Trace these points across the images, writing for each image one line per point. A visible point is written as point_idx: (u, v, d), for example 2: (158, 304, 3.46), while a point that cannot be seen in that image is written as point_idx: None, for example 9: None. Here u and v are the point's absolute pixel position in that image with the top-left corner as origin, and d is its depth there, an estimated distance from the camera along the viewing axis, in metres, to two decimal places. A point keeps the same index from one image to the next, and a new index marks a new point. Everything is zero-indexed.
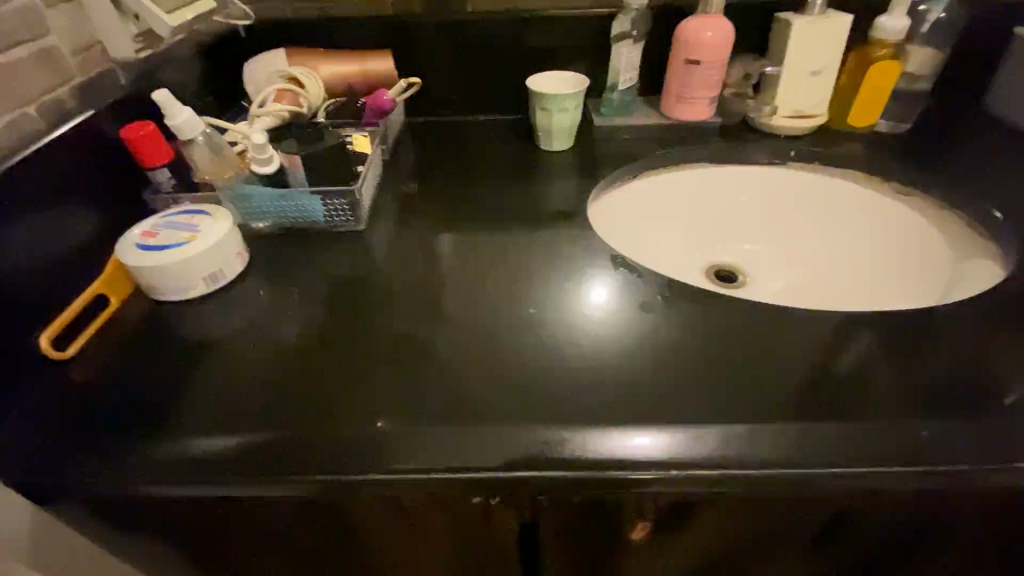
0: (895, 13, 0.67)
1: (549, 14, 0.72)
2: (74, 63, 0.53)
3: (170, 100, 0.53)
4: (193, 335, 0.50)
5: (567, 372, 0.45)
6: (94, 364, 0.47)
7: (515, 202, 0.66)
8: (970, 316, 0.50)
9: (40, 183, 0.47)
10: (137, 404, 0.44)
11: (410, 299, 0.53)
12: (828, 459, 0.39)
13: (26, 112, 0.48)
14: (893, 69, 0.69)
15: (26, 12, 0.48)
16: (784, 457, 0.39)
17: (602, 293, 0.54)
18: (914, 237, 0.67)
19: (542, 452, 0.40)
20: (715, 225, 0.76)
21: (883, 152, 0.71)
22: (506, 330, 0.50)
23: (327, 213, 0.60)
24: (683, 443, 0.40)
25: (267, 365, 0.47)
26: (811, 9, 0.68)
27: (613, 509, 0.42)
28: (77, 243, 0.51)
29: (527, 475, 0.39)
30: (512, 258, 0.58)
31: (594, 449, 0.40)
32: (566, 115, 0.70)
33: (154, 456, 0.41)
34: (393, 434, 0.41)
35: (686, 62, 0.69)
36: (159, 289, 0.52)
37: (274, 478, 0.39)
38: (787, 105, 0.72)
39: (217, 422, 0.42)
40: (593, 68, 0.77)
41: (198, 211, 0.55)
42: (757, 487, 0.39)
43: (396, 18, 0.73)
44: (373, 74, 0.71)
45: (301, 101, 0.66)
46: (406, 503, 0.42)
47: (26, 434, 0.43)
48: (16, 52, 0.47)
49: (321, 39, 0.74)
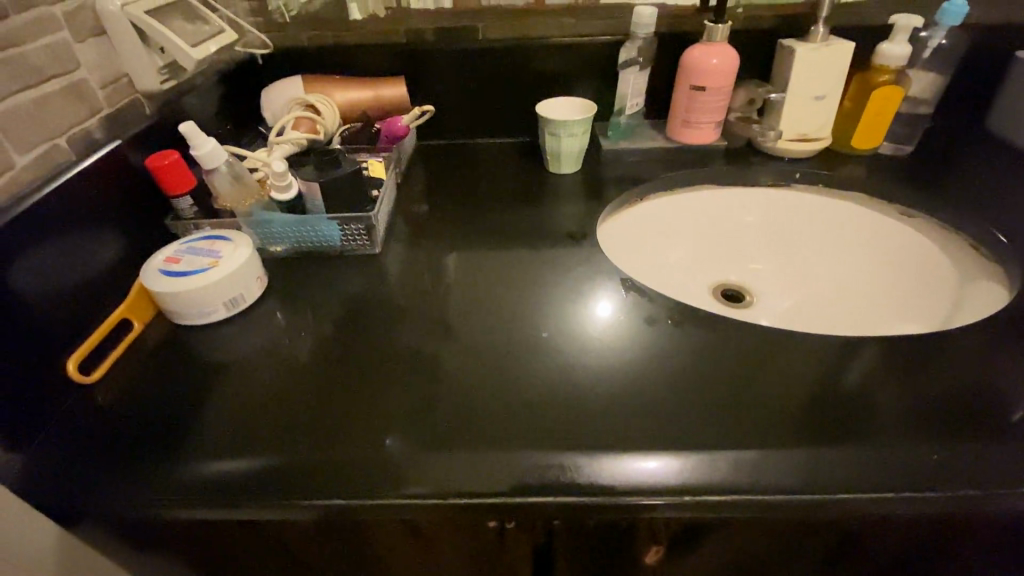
0: (898, 39, 0.68)
1: (558, 41, 0.74)
2: (101, 96, 0.55)
3: (196, 131, 0.55)
4: (214, 358, 0.51)
5: (582, 397, 0.46)
6: (118, 387, 0.49)
7: (525, 225, 0.68)
8: (976, 339, 0.51)
9: (67, 212, 0.49)
10: (160, 426, 0.45)
11: (425, 322, 0.55)
12: (840, 485, 0.40)
13: (58, 143, 0.50)
14: (896, 95, 0.70)
15: (60, 48, 0.50)
16: (797, 484, 0.40)
17: (614, 317, 0.54)
18: (920, 259, 0.68)
19: (555, 478, 0.40)
20: (721, 245, 0.77)
21: (886, 174, 0.72)
22: (521, 353, 0.50)
23: (344, 238, 0.62)
24: (695, 468, 0.41)
25: (286, 388, 0.48)
26: (813, 37, 0.69)
27: (625, 534, 0.43)
28: (102, 268, 0.52)
29: (540, 500, 0.40)
30: (525, 281, 0.59)
31: (606, 476, 0.40)
32: (575, 140, 0.71)
33: (177, 480, 0.42)
34: (411, 458, 0.42)
35: (692, 88, 0.71)
36: (181, 314, 0.53)
37: (292, 502, 0.40)
38: (791, 129, 0.73)
39: (239, 445, 0.43)
40: (600, 93, 0.78)
41: (219, 237, 0.56)
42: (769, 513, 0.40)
43: (409, 46, 0.75)
44: (387, 100, 0.74)
45: (318, 127, 0.68)
46: (422, 526, 0.42)
47: (53, 458, 0.44)
48: (49, 86, 0.49)
49: (335, 66, 0.76)
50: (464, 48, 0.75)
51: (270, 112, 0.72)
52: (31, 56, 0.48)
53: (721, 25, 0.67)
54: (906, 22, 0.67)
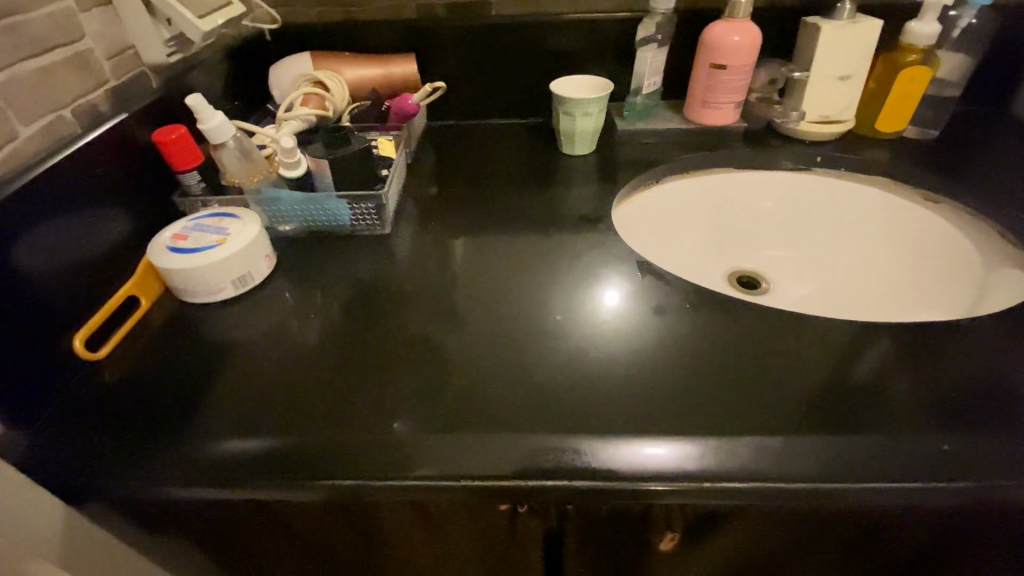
0: (927, 17, 0.65)
1: (573, 18, 0.72)
2: (107, 68, 0.54)
3: (204, 105, 0.54)
4: (221, 337, 0.50)
5: (596, 381, 0.45)
6: (125, 365, 0.48)
7: (536, 207, 0.66)
8: (1004, 328, 0.49)
9: (73, 186, 0.48)
10: (168, 405, 0.45)
11: (436, 303, 0.54)
12: (865, 473, 0.39)
13: (61, 115, 0.49)
14: (924, 75, 0.68)
15: (63, 16, 0.49)
16: (819, 473, 0.39)
17: (628, 299, 0.53)
18: (942, 245, 0.66)
19: (568, 462, 0.39)
20: (738, 231, 0.76)
21: (910, 158, 0.70)
22: (533, 336, 0.49)
23: (353, 217, 0.61)
24: (714, 454, 0.40)
25: (294, 367, 0.47)
26: (840, 14, 0.67)
27: (639, 521, 0.42)
28: (109, 245, 0.52)
29: (554, 483, 0.39)
30: (538, 264, 0.58)
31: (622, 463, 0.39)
32: (590, 120, 0.69)
33: (184, 459, 0.41)
34: (422, 439, 0.41)
35: (711, 66, 0.69)
36: (188, 291, 0.52)
37: (301, 482, 0.39)
38: (813, 110, 0.71)
39: (246, 424, 0.43)
40: (616, 72, 0.76)
41: (227, 214, 0.55)
42: (791, 501, 0.39)
43: (420, 22, 0.73)
44: (397, 78, 0.72)
45: (327, 104, 0.67)
46: (432, 509, 0.42)
47: (60, 435, 0.43)
48: (53, 56, 0.48)
49: (345, 43, 0.74)
50: (476, 25, 0.73)
51: (279, 89, 0.70)
52: (35, 24, 0.46)
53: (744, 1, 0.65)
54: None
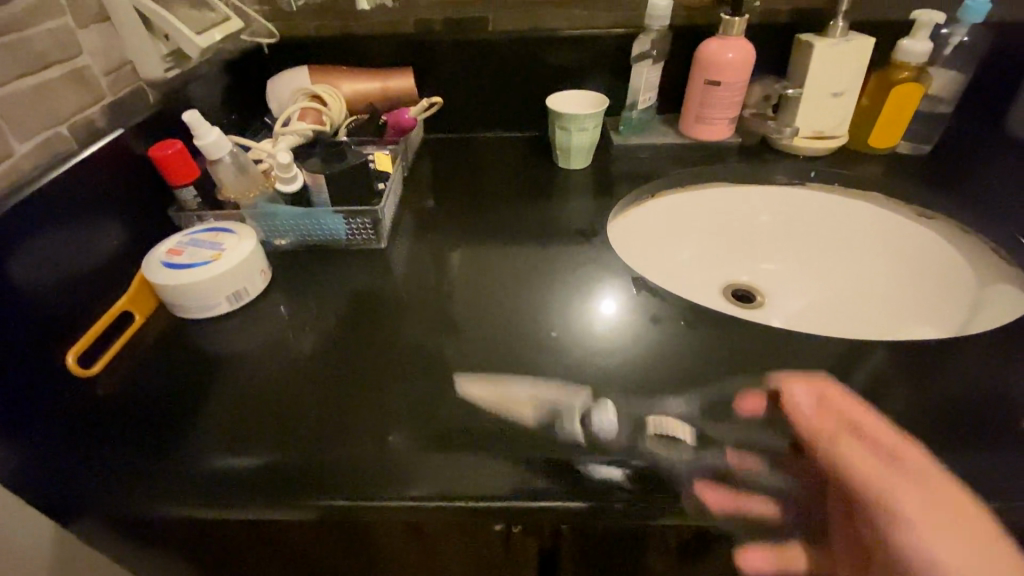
0: (919, 36, 0.66)
1: (569, 34, 0.73)
2: (104, 83, 0.54)
3: (199, 120, 0.54)
4: (214, 352, 0.50)
5: (591, 398, 0.45)
6: (118, 380, 0.48)
7: (532, 221, 0.66)
8: (996, 346, 0.49)
9: (68, 203, 0.48)
10: (160, 421, 0.45)
11: (431, 317, 0.54)
12: (870, 420, 0.41)
13: (58, 131, 0.49)
14: (915, 92, 0.69)
15: (62, 33, 0.49)
16: (821, 413, 0.43)
17: (621, 314, 0.53)
18: (935, 261, 0.66)
19: (562, 411, 0.44)
20: (734, 244, 0.76)
21: (903, 173, 0.71)
22: (528, 354, 0.49)
23: (349, 232, 0.61)
24: (709, 473, 0.40)
25: (288, 382, 0.47)
26: (832, 32, 0.68)
27: (635, 540, 0.42)
28: (104, 259, 0.52)
29: (556, 432, 0.42)
30: (534, 278, 0.58)
31: (609, 415, 0.43)
32: (586, 134, 0.70)
33: (176, 477, 0.41)
34: (416, 459, 0.41)
35: (706, 82, 0.69)
36: (183, 307, 0.52)
37: (293, 502, 0.39)
38: (807, 126, 0.72)
39: (239, 441, 0.43)
40: (611, 87, 0.77)
41: (223, 229, 0.56)
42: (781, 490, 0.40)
43: (417, 36, 0.74)
44: (394, 91, 0.72)
45: (324, 119, 0.67)
46: (426, 529, 0.41)
47: (50, 452, 0.43)
48: (50, 72, 0.48)
49: (342, 57, 0.75)
50: (473, 40, 0.73)
51: (276, 103, 0.71)
52: (34, 41, 0.47)
53: (738, 19, 0.66)
54: (929, 17, 0.65)
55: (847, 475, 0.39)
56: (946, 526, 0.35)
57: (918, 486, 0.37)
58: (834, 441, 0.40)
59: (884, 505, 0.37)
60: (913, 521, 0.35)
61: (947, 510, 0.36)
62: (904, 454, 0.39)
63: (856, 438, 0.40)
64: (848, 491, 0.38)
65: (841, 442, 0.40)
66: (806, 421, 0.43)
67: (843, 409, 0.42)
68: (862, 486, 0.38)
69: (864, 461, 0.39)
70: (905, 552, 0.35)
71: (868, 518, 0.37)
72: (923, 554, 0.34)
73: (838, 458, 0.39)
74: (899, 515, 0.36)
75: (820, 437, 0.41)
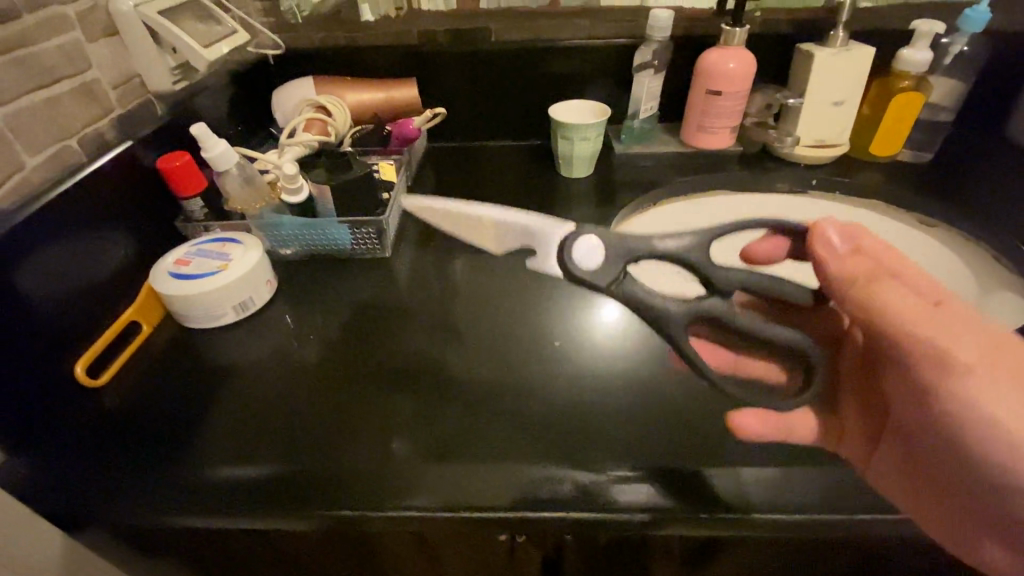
0: (919, 45, 0.67)
1: (571, 44, 0.73)
2: (113, 96, 0.55)
3: (207, 133, 0.55)
4: (220, 361, 0.51)
5: (595, 408, 0.45)
6: (125, 390, 0.49)
7: None
8: None
9: (76, 215, 0.48)
10: (167, 431, 0.45)
11: (432, 325, 0.54)
12: (899, 262, 0.36)
13: (68, 144, 0.50)
14: (916, 102, 0.69)
15: (71, 47, 0.50)
16: (860, 262, 0.36)
17: (622, 320, 0.54)
18: (938, 269, 0.67)
19: (532, 243, 0.40)
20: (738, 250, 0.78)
21: (904, 182, 0.71)
22: (531, 365, 0.49)
23: (354, 241, 0.61)
24: (711, 483, 0.40)
25: (293, 391, 0.48)
26: (834, 41, 0.68)
27: (638, 549, 0.42)
28: (111, 270, 0.52)
29: (532, 267, 0.40)
30: (537, 287, 0.58)
31: (595, 247, 0.37)
32: (588, 143, 0.70)
33: (183, 485, 0.41)
34: (421, 471, 0.41)
35: (707, 92, 0.70)
36: (190, 317, 0.53)
37: (297, 513, 0.39)
38: (808, 135, 0.72)
39: (244, 451, 0.43)
40: (613, 96, 0.77)
41: (229, 240, 0.56)
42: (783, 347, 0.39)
43: (420, 47, 0.74)
44: (399, 102, 0.73)
45: (329, 129, 0.68)
46: (430, 539, 0.41)
47: (60, 460, 0.44)
48: (60, 86, 0.49)
49: (346, 67, 0.75)
50: (476, 50, 0.74)
51: (282, 114, 0.72)
52: (43, 56, 0.47)
53: (739, 29, 0.66)
54: (929, 27, 0.66)
55: (882, 317, 0.35)
56: (987, 366, 0.33)
57: (961, 329, 0.34)
58: (871, 288, 0.35)
59: (925, 350, 0.34)
60: (959, 364, 0.33)
61: (989, 346, 0.33)
62: (940, 298, 0.35)
63: (893, 280, 0.35)
64: (884, 333, 0.35)
65: (871, 290, 0.35)
66: (841, 271, 0.36)
67: (876, 254, 0.36)
68: (900, 326, 0.34)
69: (904, 305, 0.34)
70: (944, 395, 0.35)
71: (907, 361, 0.36)
72: (963, 404, 0.34)
73: (870, 301, 0.35)
74: (943, 355, 0.34)
75: (853, 284, 0.36)
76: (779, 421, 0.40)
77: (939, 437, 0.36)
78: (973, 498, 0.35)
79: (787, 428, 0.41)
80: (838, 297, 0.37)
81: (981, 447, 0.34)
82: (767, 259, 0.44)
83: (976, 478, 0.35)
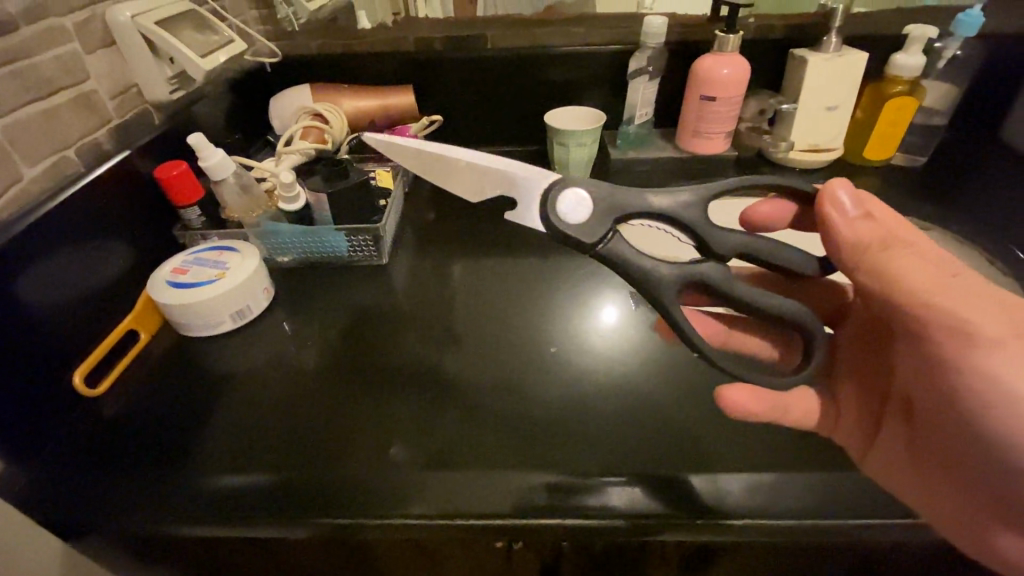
0: (913, 50, 0.67)
1: (566, 50, 0.74)
2: (111, 106, 0.55)
3: (204, 143, 0.55)
4: (219, 370, 0.51)
5: (591, 414, 0.45)
6: (125, 399, 0.49)
7: (532, 235, 0.67)
8: None
9: (76, 225, 0.49)
10: (165, 440, 0.45)
11: (428, 331, 0.54)
12: (909, 231, 0.35)
13: (66, 155, 0.50)
14: (908, 106, 0.70)
15: (69, 59, 0.50)
16: (871, 228, 0.35)
17: (617, 322, 0.54)
18: None
19: (512, 193, 0.40)
20: None
21: (898, 186, 0.72)
22: (528, 372, 0.49)
23: (351, 248, 0.62)
24: (709, 490, 0.40)
25: (291, 398, 0.48)
26: (826, 47, 0.69)
27: (636, 554, 0.42)
28: (110, 279, 0.53)
29: (511, 218, 0.39)
30: (533, 293, 0.59)
31: (581, 201, 0.37)
32: (584, 149, 0.71)
33: (182, 493, 0.41)
34: (418, 479, 0.41)
35: (701, 98, 0.70)
36: (188, 326, 0.53)
37: (296, 522, 0.39)
38: (803, 139, 0.73)
39: (242, 459, 0.43)
40: (608, 102, 0.78)
41: (226, 248, 0.57)
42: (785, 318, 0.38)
43: (417, 54, 0.75)
44: (395, 109, 0.73)
45: (326, 137, 0.68)
46: (429, 546, 0.42)
47: (61, 469, 0.44)
48: (58, 97, 0.49)
49: (343, 75, 0.76)
50: (472, 57, 0.75)
51: (280, 121, 0.72)
52: (42, 68, 0.48)
53: (732, 36, 0.66)
54: (921, 32, 0.67)
55: (897, 288, 0.34)
56: (1013, 339, 0.32)
57: (982, 303, 0.33)
58: (884, 257, 0.34)
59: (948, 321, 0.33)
60: (983, 338, 0.32)
61: (1009, 319, 0.33)
62: (958, 269, 0.34)
63: (905, 248, 0.34)
64: (899, 305, 0.34)
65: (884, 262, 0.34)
66: (852, 236, 0.35)
67: (886, 221, 0.35)
68: (915, 298, 0.33)
69: (918, 274, 0.33)
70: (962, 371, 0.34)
71: (923, 335, 0.35)
72: (987, 379, 0.33)
73: (881, 273, 0.34)
74: (964, 327, 0.33)
75: (864, 253, 0.35)
76: (774, 401, 0.39)
77: (950, 416, 0.36)
78: (985, 478, 0.35)
79: (782, 407, 0.39)
80: (847, 264, 0.36)
81: (999, 424, 0.33)
82: (770, 227, 0.46)
83: (988, 456, 0.34)
